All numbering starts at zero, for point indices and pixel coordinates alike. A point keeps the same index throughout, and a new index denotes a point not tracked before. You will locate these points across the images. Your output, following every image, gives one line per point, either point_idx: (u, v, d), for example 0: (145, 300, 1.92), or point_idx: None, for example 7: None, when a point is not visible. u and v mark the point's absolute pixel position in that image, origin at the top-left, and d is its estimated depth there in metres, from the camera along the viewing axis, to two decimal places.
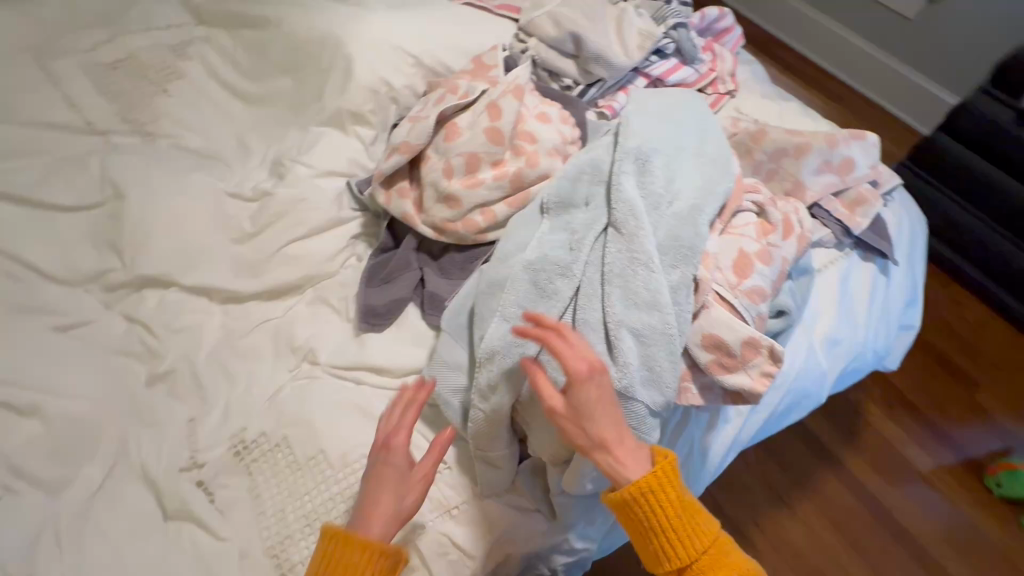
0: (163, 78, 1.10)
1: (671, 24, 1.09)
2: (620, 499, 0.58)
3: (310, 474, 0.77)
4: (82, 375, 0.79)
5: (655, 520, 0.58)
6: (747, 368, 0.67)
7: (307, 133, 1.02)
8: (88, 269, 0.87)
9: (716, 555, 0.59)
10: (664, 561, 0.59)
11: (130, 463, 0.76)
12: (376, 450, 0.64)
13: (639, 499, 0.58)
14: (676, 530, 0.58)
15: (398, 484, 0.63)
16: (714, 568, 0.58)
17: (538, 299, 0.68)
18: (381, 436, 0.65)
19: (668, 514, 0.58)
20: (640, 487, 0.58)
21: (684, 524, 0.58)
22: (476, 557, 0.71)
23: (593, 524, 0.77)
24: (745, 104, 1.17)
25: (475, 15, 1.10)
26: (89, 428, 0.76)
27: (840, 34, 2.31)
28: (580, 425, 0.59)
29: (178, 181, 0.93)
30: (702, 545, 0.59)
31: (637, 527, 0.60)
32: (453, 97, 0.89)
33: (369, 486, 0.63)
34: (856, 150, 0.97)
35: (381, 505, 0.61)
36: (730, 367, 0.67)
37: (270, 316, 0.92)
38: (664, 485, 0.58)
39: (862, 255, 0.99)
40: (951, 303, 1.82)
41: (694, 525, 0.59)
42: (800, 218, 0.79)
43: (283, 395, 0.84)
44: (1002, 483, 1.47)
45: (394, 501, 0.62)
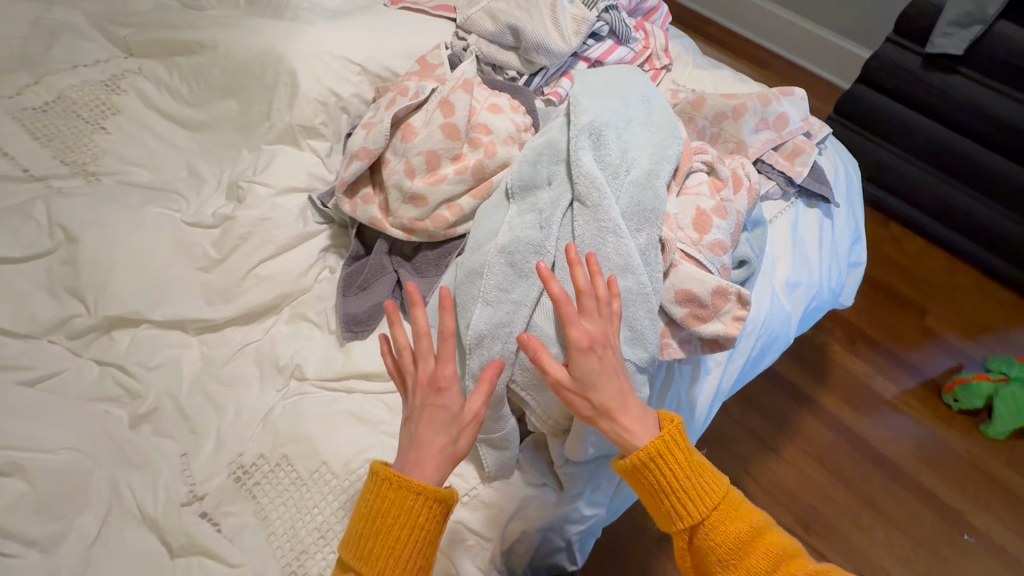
0: (98, 115, 1.07)
1: (602, 7, 1.14)
2: (631, 466, 0.61)
3: (315, 487, 0.77)
4: (58, 427, 0.76)
5: (665, 482, 0.61)
6: (720, 316, 0.71)
7: (260, 153, 1.01)
8: (50, 318, 0.84)
9: (725, 512, 0.61)
10: (676, 520, 0.62)
11: (127, 507, 0.74)
12: (425, 390, 0.62)
13: (648, 463, 0.60)
14: (686, 491, 0.61)
15: (451, 423, 0.61)
16: (726, 524, 0.61)
17: (517, 280, 0.71)
18: (429, 377, 0.62)
19: (678, 476, 0.61)
20: (648, 451, 0.60)
21: (693, 485, 0.61)
22: (493, 538, 0.73)
23: (599, 489, 0.80)
24: (681, 77, 1.24)
25: (413, 19, 1.12)
26: (76, 479, 0.74)
27: (756, 4, 2.43)
28: (585, 397, 0.61)
29: (133, 216, 0.90)
30: (713, 503, 0.61)
31: (648, 492, 0.62)
32: (404, 98, 0.91)
33: (420, 426, 0.61)
34: (787, 106, 1.04)
35: (433, 446, 0.60)
36: (704, 317, 0.71)
37: (250, 340, 0.91)
38: (672, 450, 0.61)
39: (806, 203, 1.06)
40: (891, 240, 1.95)
41: (704, 485, 0.61)
42: (747, 172, 0.85)
43: (276, 414, 0.83)
44: (958, 398, 1.60)
45: (448, 442, 0.60)
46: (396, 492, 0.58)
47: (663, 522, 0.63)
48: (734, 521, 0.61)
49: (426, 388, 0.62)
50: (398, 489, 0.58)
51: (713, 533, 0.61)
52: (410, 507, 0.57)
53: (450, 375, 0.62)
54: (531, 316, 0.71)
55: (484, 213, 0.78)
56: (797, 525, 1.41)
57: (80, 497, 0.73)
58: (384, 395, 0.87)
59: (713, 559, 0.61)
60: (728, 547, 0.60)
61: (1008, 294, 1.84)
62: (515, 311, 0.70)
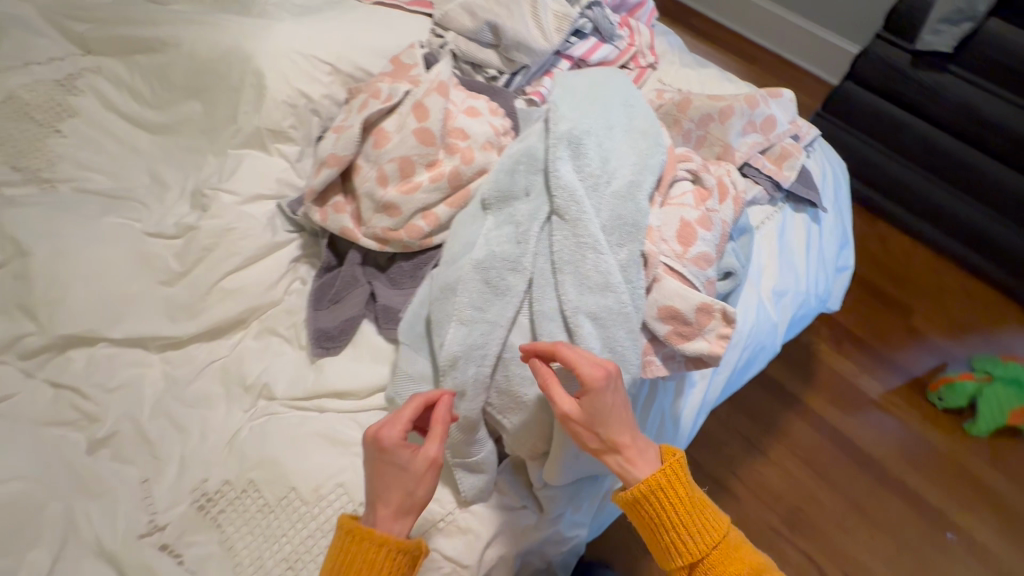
0: (52, 117, 1.00)
1: (586, 4, 1.09)
2: (629, 498, 0.60)
3: (284, 514, 0.73)
4: (7, 455, 0.71)
5: (663, 515, 0.60)
6: (704, 333, 0.68)
7: (226, 158, 0.96)
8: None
9: (724, 551, 0.59)
10: (673, 556, 0.60)
11: (82, 539, 0.70)
12: (372, 446, 0.59)
13: (646, 496, 0.59)
14: (684, 528, 0.59)
15: (403, 478, 0.58)
16: (725, 562, 0.59)
17: (492, 299, 0.67)
18: (372, 433, 0.59)
19: (676, 512, 0.59)
20: (649, 485, 0.59)
21: (693, 522, 0.59)
22: (470, 566, 0.69)
23: (580, 509, 0.78)
24: (667, 75, 1.20)
25: (388, 15, 1.06)
26: (27, 511, 0.69)
27: None
28: (594, 431, 0.60)
29: (88, 227, 0.85)
30: (712, 541, 0.59)
31: (646, 525, 0.61)
32: (376, 101, 0.86)
33: (373, 482, 0.59)
34: (774, 108, 1.02)
35: (389, 502, 0.58)
36: (688, 334, 0.68)
37: (216, 357, 0.87)
38: (671, 484, 0.60)
39: (793, 208, 1.03)
40: (878, 238, 1.95)
41: (703, 522, 0.60)
42: (733, 180, 0.82)
43: (242, 437, 0.79)
44: (943, 397, 1.61)
45: (404, 496, 0.58)
46: (362, 550, 0.56)
47: (662, 557, 0.62)
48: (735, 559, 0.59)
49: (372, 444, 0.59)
50: (362, 543, 0.56)
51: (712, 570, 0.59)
52: (375, 561, 0.56)
53: (396, 428, 0.59)
54: (508, 335, 0.68)
55: (460, 226, 0.74)
56: (783, 529, 1.41)
57: (31, 531, 0.69)
58: (357, 415, 0.83)
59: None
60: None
61: (991, 291, 1.85)
62: (489, 331, 0.67)
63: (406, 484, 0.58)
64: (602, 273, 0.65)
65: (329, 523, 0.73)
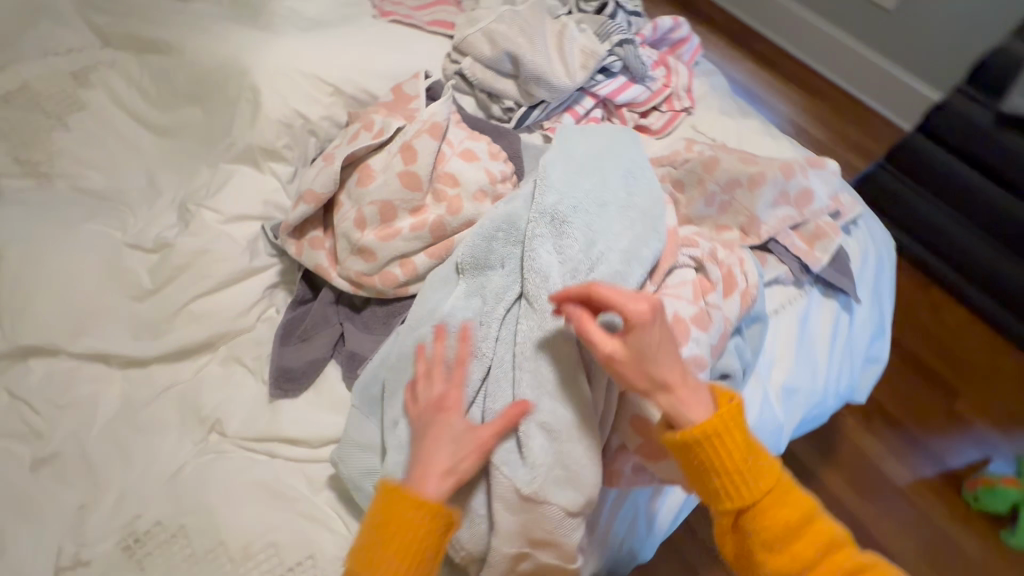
0: (60, 109, 1.00)
1: (617, 41, 1.00)
2: (682, 440, 0.55)
3: (209, 569, 0.70)
4: None
5: (716, 459, 0.54)
6: (678, 456, 0.62)
7: (217, 171, 0.92)
8: None
9: (776, 497, 0.55)
10: (719, 500, 0.56)
11: (8, 564, 0.68)
12: (430, 411, 0.58)
13: (699, 441, 0.54)
14: (737, 471, 0.54)
15: (452, 444, 0.55)
16: (777, 509, 0.54)
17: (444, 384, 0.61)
18: (433, 395, 0.59)
19: (731, 454, 0.54)
20: (701, 429, 0.54)
21: (746, 466, 0.55)
22: None
23: None
24: (703, 122, 1.09)
25: (404, 35, 1.01)
26: None
27: (817, 25, 2.20)
28: (643, 370, 0.56)
29: (67, 236, 0.84)
30: (765, 488, 0.55)
31: (694, 469, 0.56)
32: (366, 136, 0.81)
33: (418, 449, 0.57)
34: (813, 180, 0.90)
35: (433, 465, 0.54)
36: (660, 455, 0.62)
37: (177, 381, 0.84)
38: (729, 428, 0.55)
39: (822, 292, 0.91)
40: (931, 307, 1.76)
41: (758, 468, 0.55)
42: (743, 271, 0.71)
43: (184, 475, 0.76)
44: (979, 498, 1.42)
45: (449, 461, 0.55)
46: (401, 517, 0.51)
47: (705, 498, 0.57)
48: (791, 510, 0.54)
49: (430, 409, 0.58)
50: (399, 505, 0.52)
51: (761, 519, 0.54)
52: (409, 525, 0.51)
53: (456, 396, 0.59)
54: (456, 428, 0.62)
55: (423, 293, 0.67)
56: None
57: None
58: (305, 465, 0.79)
59: (756, 548, 0.55)
60: (774, 538, 0.54)
61: None
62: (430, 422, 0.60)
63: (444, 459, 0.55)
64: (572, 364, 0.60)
65: None
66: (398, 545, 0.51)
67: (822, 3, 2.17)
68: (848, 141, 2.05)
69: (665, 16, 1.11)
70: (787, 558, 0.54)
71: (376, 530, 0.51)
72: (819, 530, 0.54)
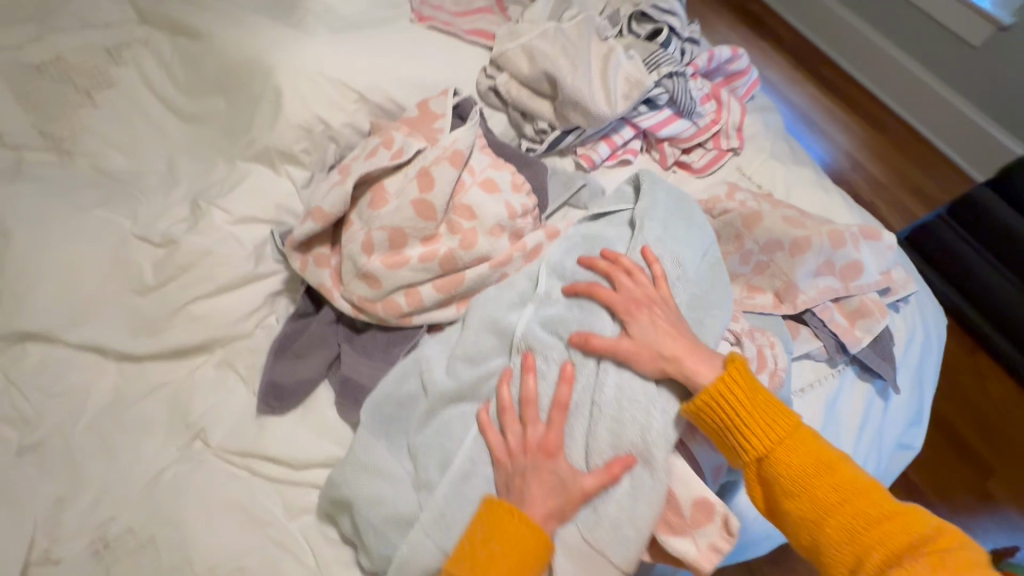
0: (89, 84, 0.99)
1: (665, 72, 0.92)
2: (696, 402, 0.62)
3: None
4: None
5: (730, 412, 0.60)
6: (695, 534, 0.62)
7: (234, 168, 0.90)
8: None
9: (795, 441, 0.59)
10: (738, 454, 0.61)
11: None
12: (535, 454, 0.64)
13: (709, 399, 0.61)
14: (749, 424, 0.60)
15: (557, 491, 0.61)
16: (795, 456, 0.58)
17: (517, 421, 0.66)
18: (537, 439, 0.64)
19: (741, 408, 0.60)
20: (708, 391, 0.61)
21: (758, 417, 0.60)
22: None
23: None
24: (749, 165, 1.01)
25: (438, 43, 0.96)
26: None
27: (891, 56, 2.04)
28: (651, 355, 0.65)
29: (77, 220, 0.83)
30: (779, 435, 0.59)
31: (712, 428, 0.62)
32: (383, 155, 0.76)
33: (519, 484, 0.62)
34: (865, 252, 0.81)
35: (537, 506, 0.60)
36: (678, 528, 0.63)
37: (169, 380, 0.82)
38: (735, 384, 0.61)
39: (856, 373, 0.84)
40: (979, 378, 1.61)
41: (771, 416, 0.60)
42: (775, 354, 0.72)
43: (162, 481, 0.74)
44: None
45: (548, 504, 0.61)
46: (505, 529, 0.58)
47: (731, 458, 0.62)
48: (812, 458, 0.58)
49: (535, 452, 0.64)
50: (509, 518, 0.59)
51: (784, 468, 0.58)
52: (513, 534, 0.58)
53: (559, 441, 0.64)
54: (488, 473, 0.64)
55: (476, 322, 0.73)
56: None
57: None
58: (285, 487, 0.77)
59: (786, 497, 0.58)
60: (801, 485, 0.57)
61: None
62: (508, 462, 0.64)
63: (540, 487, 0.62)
64: (627, 398, 0.64)
65: None
66: (500, 555, 0.57)
67: (900, 32, 2.01)
68: (908, 185, 1.90)
69: (724, 46, 1.02)
70: (817, 502, 0.56)
71: (481, 539, 0.59)
72: (845, 475, 0.57)
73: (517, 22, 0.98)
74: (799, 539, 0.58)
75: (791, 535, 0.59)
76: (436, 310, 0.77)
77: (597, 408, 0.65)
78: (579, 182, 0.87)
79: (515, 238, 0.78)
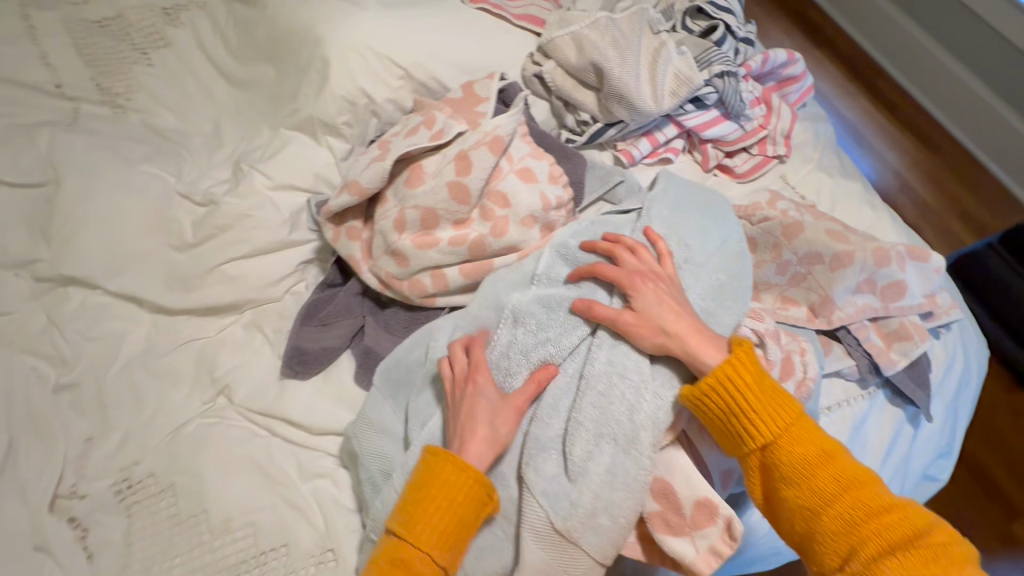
0: (146, 43, 1.02)
1: (717, 71, 0.89)
2: (701, 386, 0.60)
3: (187, 533, 0.70)
4: None
5: (736, 399, 0.58)
6: (694, 536, 0.62)
7: (276, 136, 0.92)
8: (18, 254, 0.82)
9: (800, 429, 0.57)
10: (744, 443, 0.59)
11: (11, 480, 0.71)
12: (461, 385, 0.64)
13: (713, 382, 0.59)
14: (754, 412, 0.58)
15: (490, 413, 0.62)
16: (800, 445, 0.57)
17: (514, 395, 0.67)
18: (461, 373, 0.65)
19: (746, 392, 0.58)
20: (714, 376, 0.59)
21: (763, 406, 0.58)
22: None
23: None
24: (795, 173, 0.98)
25: (487, 25, 0.95)
26: None
27: (953, 73, 1.94)
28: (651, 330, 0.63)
29: (126, 174, 0.86)
30: (784, 423, 0.57)
31: (715, 414, 0.60)
32: (424, 134, 0.77)
33: (456, 419, 0.63)
34: (910, 273, 0.78)
35: (472, 434, 0.61)
36: (676, 528, 0.63)
37: (199, 336, 0.84)
38: (741, 369, 0.59)
39: (886, 397, 0.81)
40: (1016, 418, 1.53)
41: (777, 404, 0.58)
42: (804, 361, 0.70)
43: (185, 432, 0.77)
44: None
45: (488, 428, 0.61)
46: (445, 477, 0.58)
47: (733, 448, 0.60)
48: (819, 450, 0.56)
49: (461, 383, 0.64)
50: (444, 466, 0.58)
51: (789, 459, 0.56)
52: (450, 485, 0.58)
53: (484, 366, 0.65)
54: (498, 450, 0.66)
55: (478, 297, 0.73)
56: None
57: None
58: (300, 452, 0.78)
59: (791, 488, 0.56)
60: (807, 477, 0.55)
61: None
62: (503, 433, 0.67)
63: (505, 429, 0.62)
64: (617, 374, 0.64)
65: (224, 563, 0.69)
66: (442, 502, 0.57)
67: (966, 50, 1.91)
68: (958, 211, 1.82)
69: (781, 49, 0.98)
70: (821, 496, 0.54)
71: (419, 488, 0.58)
72: (852, 470, 0.55)
73: (568, 10, 0.96)
74: (803, 536, 0.56)
75: (793, 531, 0.57)
76: (461, 294, 0.77)
77: (584, 383, 0.65)
78: (617, 177, 0.85)
79: (547, 230, 0.78)
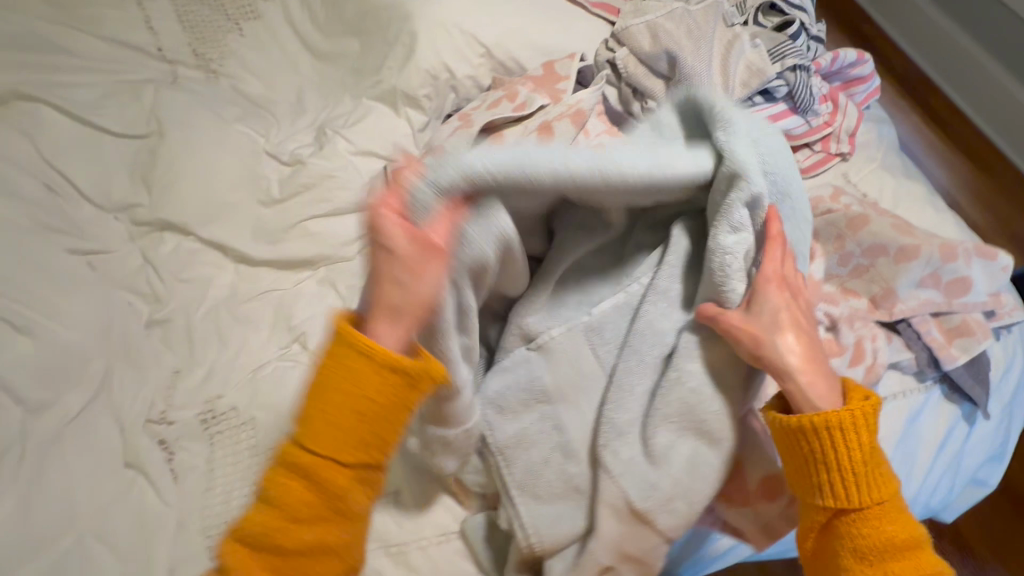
0: (239, 14, 1.08)
1: (789, 64, 0.92)
2: (800, 425, 0.56)
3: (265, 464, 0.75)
4: (84, 304, 0.80)
5: (838, 454, 0.55)
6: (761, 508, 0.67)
7: (359, 105, 0.97)
8: (122, 199, 0.89)
9: (887, 507, 0.56)
10: (824, 495, 0.57)
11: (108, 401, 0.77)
12: (376, 247, 0.51)
13: (816, 431, 0.55)
14: (855, 475, 0.55)
15: (411, 279, 0.50)
16: (883, 521, 0.56)
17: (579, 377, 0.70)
18: (375, 229, 0.51)
19: (850, 456, 0.55)
20: (826, 420, 0.55)
21: (864, 473, 0.55)
22: None
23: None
24: (856, 172, 0.99)
25: (565, 13, 0.99)
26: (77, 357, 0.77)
27: (1009, 91, 1.91)
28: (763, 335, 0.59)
29: (221, 132, 0.92)
30: (876, 496, 0.56)
31: (805, 458, 0.57)
32: (509, 107, 0.81)
33: (369, 283, 0.52)
34: (976, 270, 0.79)
35: (384, 302, 0.50)
36: (745, 500, 0.67)
37: (278, 286, 0.89)
38: (857, 426, 0.55)
39: (942, 394, 0.82)
40: None
41: (877, 475, 0.56)
42: (875, 347, 0.74)
43: (264, 373, 0.82)
44: None
45: (397, 295, 0.50)
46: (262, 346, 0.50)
47: (805, 491, 0.58)
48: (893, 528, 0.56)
49: (379, 249, 0.51)
50: (356, 344, 0.49)
51: (863, 525, 0.56)
52: (371, 374, 0.49)
53: (406, 225, 0.50)
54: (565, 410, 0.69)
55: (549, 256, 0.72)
56: None
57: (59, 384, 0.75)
58: None
59: (855, 549, 0.56)
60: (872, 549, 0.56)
61: None
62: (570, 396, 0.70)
63: (434, 283, 0.51)
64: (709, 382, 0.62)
65: None
66: (360, 391, 0.49)
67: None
68: (1006, 230, 1.79)
69: (850, 49, 1.00)
70: (879, 569, 0.56)
71: (327, 377, 0.50)
72: (912, 547, 0.56)
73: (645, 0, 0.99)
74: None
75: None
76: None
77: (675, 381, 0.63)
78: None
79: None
